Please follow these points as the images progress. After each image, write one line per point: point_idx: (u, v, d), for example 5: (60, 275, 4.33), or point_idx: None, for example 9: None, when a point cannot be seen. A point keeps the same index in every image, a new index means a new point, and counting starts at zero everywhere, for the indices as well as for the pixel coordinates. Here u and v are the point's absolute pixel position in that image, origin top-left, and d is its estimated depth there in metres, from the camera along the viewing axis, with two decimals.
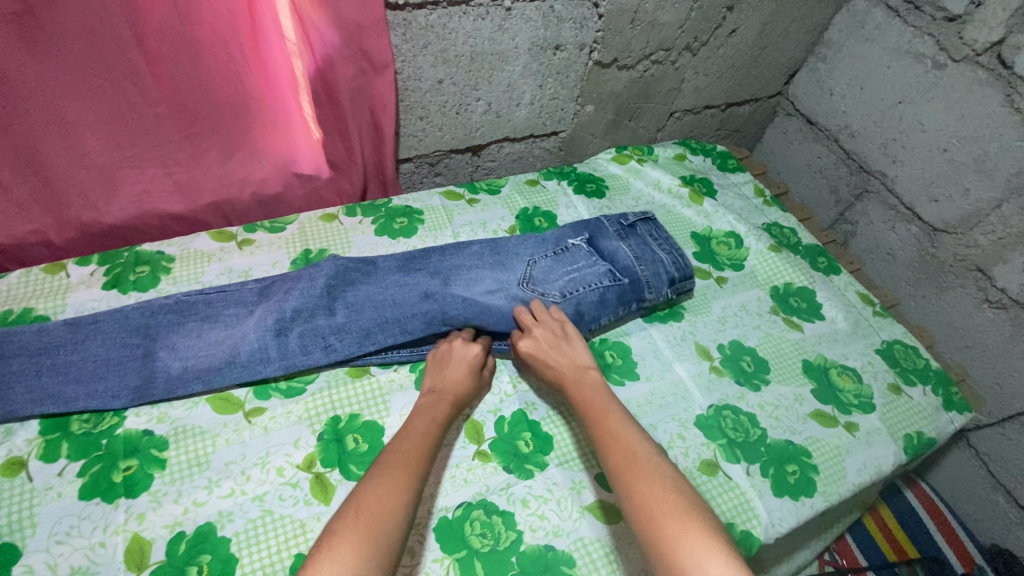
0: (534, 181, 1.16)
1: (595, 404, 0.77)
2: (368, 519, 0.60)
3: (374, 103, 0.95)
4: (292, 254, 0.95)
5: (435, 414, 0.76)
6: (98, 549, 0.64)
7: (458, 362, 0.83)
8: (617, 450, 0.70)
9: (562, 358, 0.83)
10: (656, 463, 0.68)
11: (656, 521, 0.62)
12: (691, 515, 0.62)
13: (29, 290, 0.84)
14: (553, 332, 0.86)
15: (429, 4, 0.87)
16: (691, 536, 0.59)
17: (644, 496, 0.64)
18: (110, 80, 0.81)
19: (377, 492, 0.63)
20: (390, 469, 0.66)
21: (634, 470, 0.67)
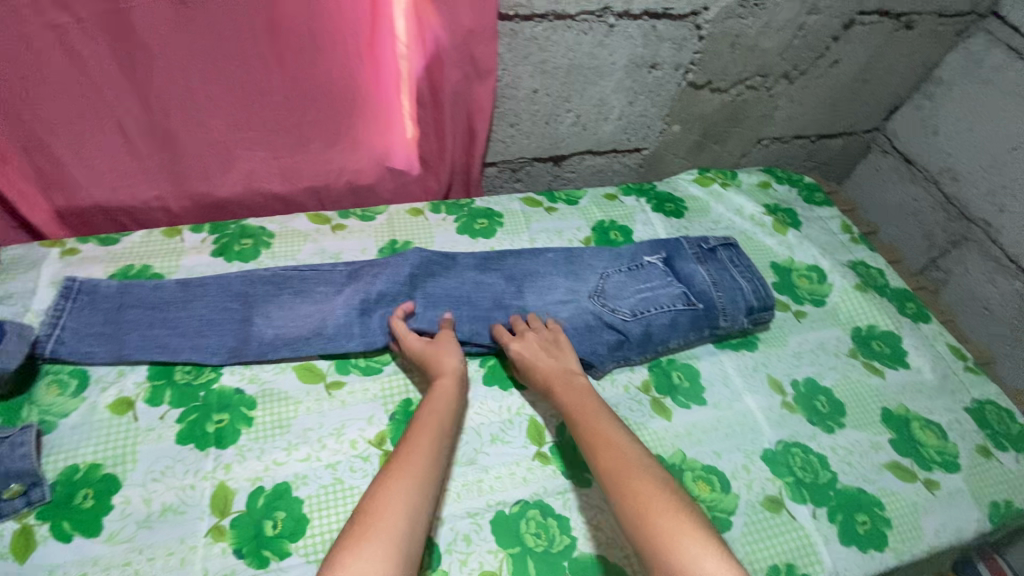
0: (613, 196, 1.16)
1: (584, 408, 0.75)
2: (388, 525, 0.59)
3: (472, 108, 0.99)
4: (380, 242, 1.01)
5: (431, 407, 0.74)
6: (189, 491, 0.70)
7: (448, 355, 0.81)
8: (608, 452, 0.69)
9: (550, 361, 0.82)
10: (646, 462, 0.68)
11: (650, 522, 0.62)
12: (680, 512, 0.62)
13: (148, 249, 0.92)
14: (542, 336, 0.85)
15: (536, 16, 0.90)
16: (685, 532, 0.60)
17: (635, 495, 0.64)
18: (241, 67, 0.89)
19: (390, 496, 0.62)
20: (399, 472, 0.65)
21: (624, 472, 0.67)
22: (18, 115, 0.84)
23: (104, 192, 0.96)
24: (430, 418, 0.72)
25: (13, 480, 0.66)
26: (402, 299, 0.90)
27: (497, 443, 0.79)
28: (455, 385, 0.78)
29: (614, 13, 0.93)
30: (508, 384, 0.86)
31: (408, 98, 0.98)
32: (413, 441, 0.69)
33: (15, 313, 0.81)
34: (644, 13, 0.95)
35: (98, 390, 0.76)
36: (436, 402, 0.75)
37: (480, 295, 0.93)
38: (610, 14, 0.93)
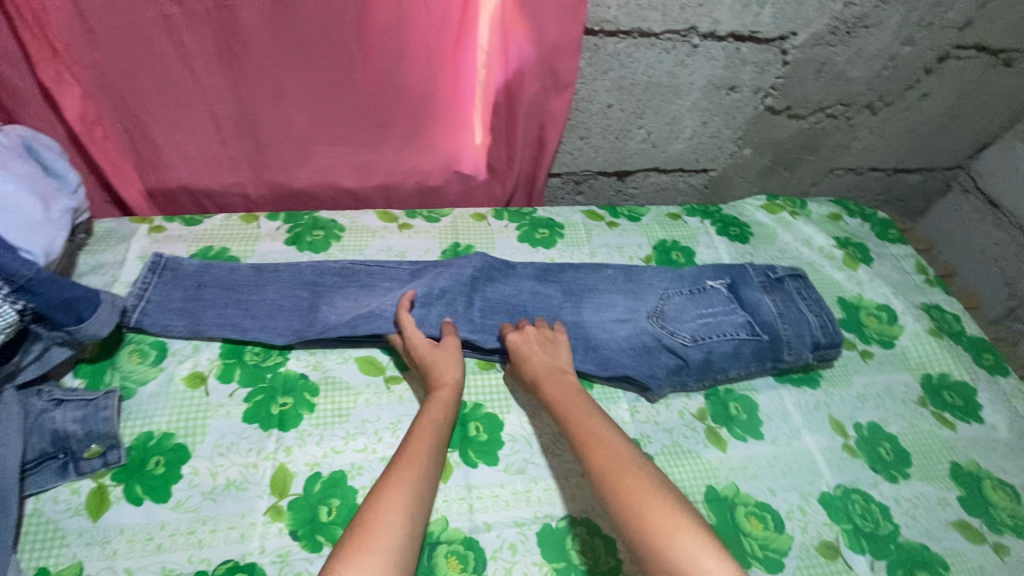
0: (676, 216, 1.14)
1: (575, 408, 0.74)
2: (389, 522, 0.59)
3: (545, 119, 0.99)
4: (444, 244, 1.02)
5: (432, 414, 0.74)
6: (251, 469, 0.72)
7: (449, 363, 0.80)
8: (602, 450, 0.68)
9: (544, 360, 0.81)
10: (640, 460, 0.66)
11: (646, 521, 0.60)
12: (678, 508, 0.61)
13: (227, 232, 0.97)
14: (538, 335, 0.85)
15: (621, 33, 0.89)
16: (681, 530, 0.58)
17: (629, 493, 0.62)
18: (329, 65, 0.93)
19: (393, 495, 0.62)
20: (400, 471, 0.65)
21: (617, 472, 0.65)
22: (123, 98, 0.89)
23: (191, 175, 1.01)
24: (432, 426, 0.72)
25: (94, 441, 0.69)
26: (461, 302, 0.91)
27: (546, 455, 0.79)
28: (454, 394, 0.78)
29: (699, 33, 0.92)
30: None
31: (482, 105, 1.00)
32: (413, 443, 0.69)
33: (105, 283, 0.86)
34: (730, 35, 0.93)
35: (174, 362, 0.80)
36: (435, 410, 0.74)
37: (538, 306, 0.93)
38: (695, 34, 0.92)
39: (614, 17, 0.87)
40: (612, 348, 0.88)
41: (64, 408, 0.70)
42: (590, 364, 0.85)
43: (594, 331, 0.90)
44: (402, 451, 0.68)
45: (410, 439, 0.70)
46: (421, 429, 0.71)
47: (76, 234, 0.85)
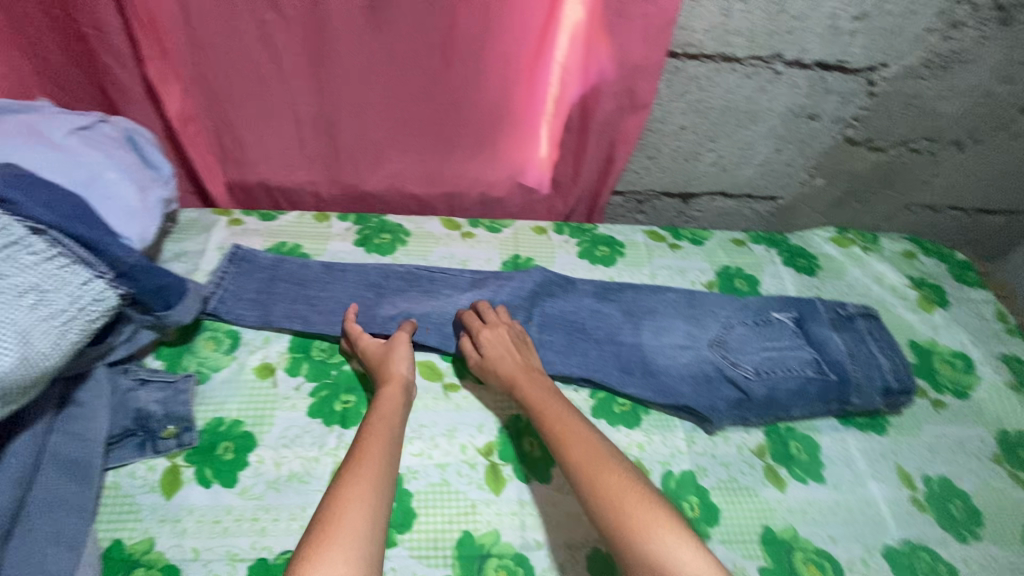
0: (740, 242, 1.12)
1: (549, 404, 0.75)
2: (349, 517, 0.58)
3: (617, 137, 0.98)
4: (504, 255, 1.03)
5: (381, 412, 0.73)
6: (314, 462, 0.75)
7: (398, 361, 0.79)
8: (577, 449, 0.68)
9: (512, 360, 0.81)
10: (617, 457, 0.67)
11: (625, 517, 0.60)
12: (655, 503, 0.62)
13: (300, 229, 1.01)
14: (510, 331, 0.85)
15: (704, 57, 0.88)
16: (658, 523, 0.59)
17: (607, 488, 0.63)
18: (408, 73, 0.95)
19: (353, 491, 0.61)
20: (358, 468, 0.64)
21: (593, 470, 0.66)
22: (215, 95, 0.94)
23: (269, 171, 1.05)
24: (382, 424, 0.71)
25: (172, 421, 0.73)
26: (520, 316, 0.92)
27: None
28: (401, 391, 0.77)
29: (784, 60, 0.90)
30: (616, 421, 0.83)
31: (551, 121, 1.01)
32: (368, 441, 0.68)
33: (186, 270, 0.91)
34: (816, 63, 0.91)
35: (246, 352, 0.84)
36: (385, 408, 0.73)
37: (596, 324, 0.92)
38: (780, 62, 0.90)
39: (698, 41, 0.86)
40: (671, 375, 0.87)
41: (148, 388, 0.75)
42: (648, 390, 0.84)
43: (652, 356, 0.89)
44: (356, 447, 0.67)
45: (360, 438, 0.69)
46: (371, 428, 0.70)
47: (165, 223, 0.89)
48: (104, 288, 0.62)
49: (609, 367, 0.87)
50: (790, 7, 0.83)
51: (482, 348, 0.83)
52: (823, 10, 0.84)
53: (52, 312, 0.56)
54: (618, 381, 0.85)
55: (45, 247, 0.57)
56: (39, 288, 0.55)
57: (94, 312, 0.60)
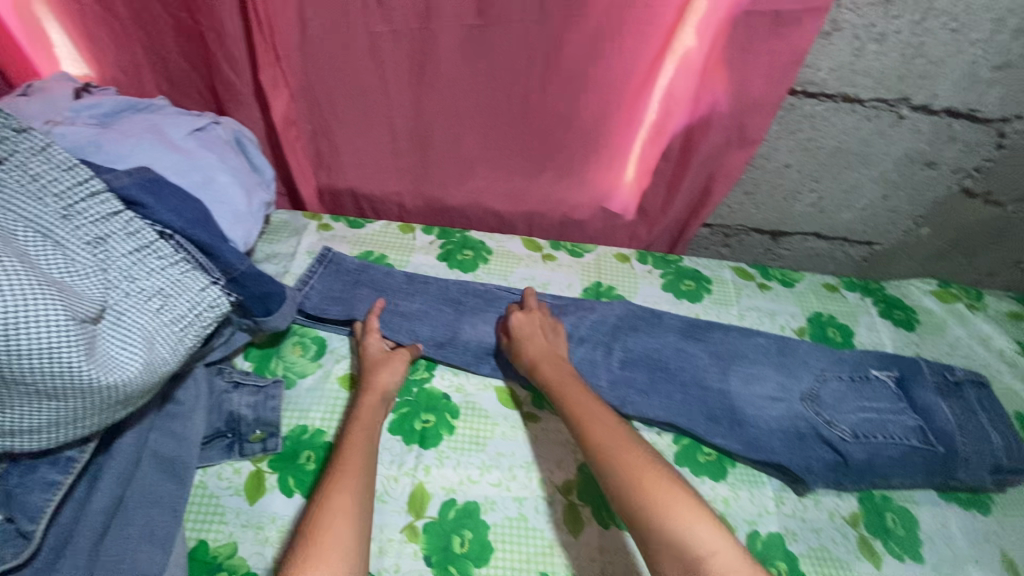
0: (833, 288, 1.07)
1: (571, 388, 0.76)
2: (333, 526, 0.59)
3: (716, 172, 0.95)
4: (586, 281, 1.01)
5: (361, 421, 0.73)
6: (392, 482, 0.74)
7: (388, 368, 0.80)
8: (596, 426, 0.70)
9: (542, 343, 0.83)
10: (635, 438, 0.68)
11: (646, 494, 0.60)
12: (671, 481, 0.62)
13: (386, 240, 1.01)
14: (544, 319, 0.87)
15: (824, 96, 0.84)
16: (676, 500, 0.59)
17: (627, 468, 0.63)
18: (506, 91, 0.93)
19: (338, 500, 0.62)
20: (341, 477, 0.64)
21: (614, 448, 0.66)
22: (319, 102, 0.95)
23: (358, 178, 1.06)
24: (360, 433, 0.71)
25: (260, 426, 0.74)
26: (601, 349, 0.89)
27: None
28: (382, 399, 0.77)
29: (910, 105, 0.84)
30: (701, 471, 0.80)
31: (649, 142, 0.95)
32: (349, 450, 0.68)
33: (277, 272, 0.93)
34: (945, 110, 0.85)
35: (331, 361, 0.84)
36: (365, 416, 0.74)
37: (681, 365, 0.89)
38: (906, 106, 0.85)
39: (822, 79, 0.82)
40: (761, 428, 0.83)
41: (241, 391, 0.76)
42: (736, 443, 0.82)
43: (740, 405, 0.85)
44: (339, 455, 0.68)
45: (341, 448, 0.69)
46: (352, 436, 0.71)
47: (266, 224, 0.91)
48: (218, 294, 0.60)
49: (694, 412, 0.84)
50: (928, 51, 0.78)
51: (512, 330, 0.85)
52: (964, 56, 0.78)
53: (172, 318, 0.56)
54: (705, 430, 0.82)
55: (170, 252, 0.58)
56: (163, 293, 0.56)
57: (208, 318, 0.59)
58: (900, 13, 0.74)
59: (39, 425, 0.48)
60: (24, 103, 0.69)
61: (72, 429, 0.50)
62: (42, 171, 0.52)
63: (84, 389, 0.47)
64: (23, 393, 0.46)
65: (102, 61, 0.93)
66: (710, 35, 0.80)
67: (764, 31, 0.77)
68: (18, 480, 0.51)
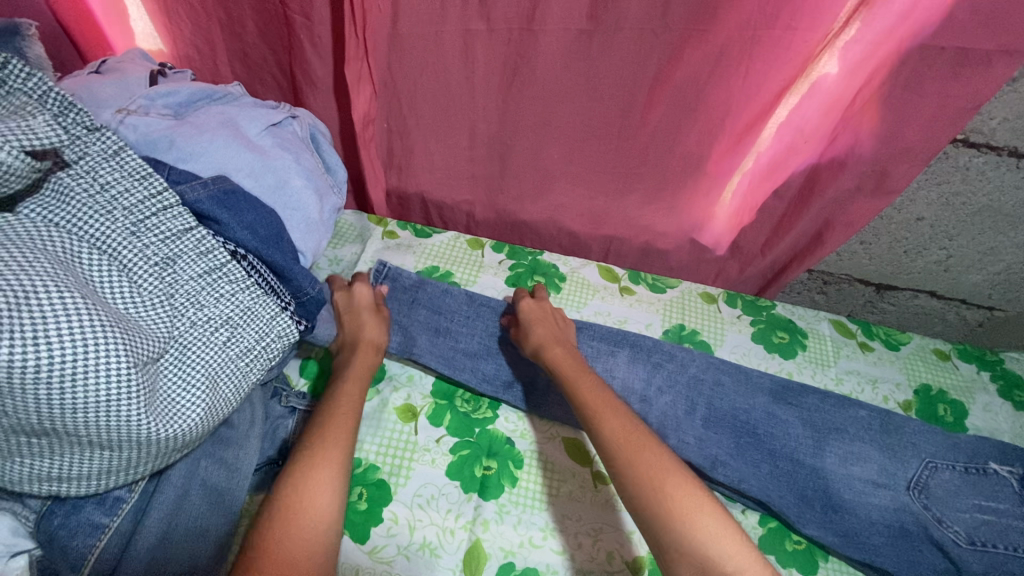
0: (944, 355, 0.94)
1: (580, 379, 0.71)
2: (318, 504, 0.54)
3: (835, 218, 0.84)
4: (666, 322, 0.91)
5: (343, 387, 0.68)
6: (448, 535, 0.67)
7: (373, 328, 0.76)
8: (614, 422, 0.64)
9: (550, 330, 0.79)
10: (655, 438, 0.63)
11: (667, 498, 0.56)
12: (696, 488, 0.57)
13: (454, 255, 0.94)
14: (554, 310, 0.83)
15: (987, 147, 0.72)
16: (701, 510, 0.55)
17: (649, 469, 0.59)
18: (605, 107, 0.82)
19: (319, 480, 0.56)
20: (320, 455, 0.58)
21: (634, 447, 0.61)
22: (399, 99, 0.87)
23: (430, 183, 0.99)
24: (348, 403, 0.65)
25: None
26: (683, 404, 0.80)
27: None
28: (371, 355, 0.73)
29: None
30: (788, 562, 0.72)
31: (761, 176, 0.83)
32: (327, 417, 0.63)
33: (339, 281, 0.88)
34: None
35: (390, 389, 0.78)
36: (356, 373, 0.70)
37: (771, 432, 0.79)
38: None
39: (991, 129, 0.70)
40: (859, 519, 0.74)
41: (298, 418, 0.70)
42: (833, 534, 0.72)
43: (837, 487, 0.75)
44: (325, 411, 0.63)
45: (320, 418, 0.63)
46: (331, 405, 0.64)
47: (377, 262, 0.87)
48: (288, 322, 0.54)
49: (778, 489, 0.75)
50: None
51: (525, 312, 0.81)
52: None
53: (239, 351, 0.50)
54: (797, 514, 0.73)
55: (241, 276, 0.51)
56: (230, 322, 0.50)
57: (275, 349, 0.53)
58: None
59: (87, 473, 0.42)
60: (98, 85, 0.63)
61: (121, 476, 0.44)
62: (114, 180, 0.46)
63: (139, 442, 0.42)
64: (74, 441, 0.40)
65: (179, 39, 0.87)
66: (866, 68, 0.68)
67: (939, 71, 0.66)
68: (62, 521, 0.51)
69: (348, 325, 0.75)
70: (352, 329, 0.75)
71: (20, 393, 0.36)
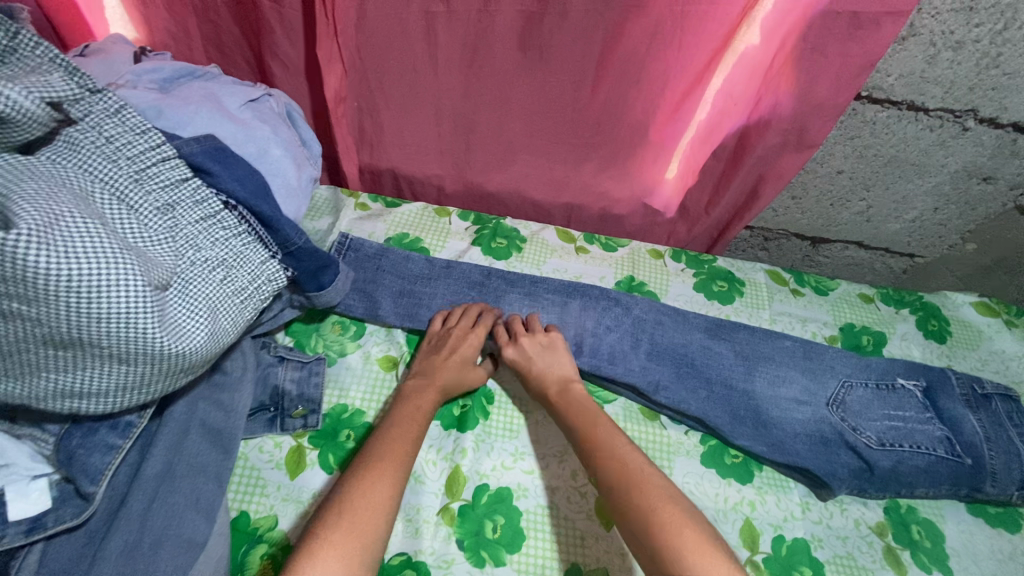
0: (869, 298, 1.05)
1: (590, 419, 0.74)
2: (366, 514, 0.59)
3: (767, 174, 0.94)
4: (619, 275, 1.00)
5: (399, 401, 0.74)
6: (433, 464, 0.74)
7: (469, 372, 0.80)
8: (612, 462, 0.67)
9: (560, 369, 0.81)
10: (654, 474, 0.65)
11: (659, 527, 0.58)
12: (687, 519, 0.59)
13: (422, 224, 1.00)
14: (539, 342, 0.83)
15: (888, 102, 0.83)
16: (689, 540, 0.57)
17: (644, 503, 0.61)
18: (557, 80, 0.89)
19: (371, 490, 0.61)
20: (374, 473, 0.63)
21: (631, 480, 0.64)
22: (368, 79, 0.93)
23: (401, 159, 1.06)
24: (409, 419, 0.71)
25: (302, 402, 0.74)
26: (628, 341, 0.89)
27: None
28: (437, 398, 0.76)
29: (978, 117, 0.82)
30: (727, 473, 0.81)
31: (699, 139, 0.93)
32: (383, 441, 0.67)
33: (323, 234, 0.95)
34: (1013, 124, 0.82)
35: (371, 342, 0.84)
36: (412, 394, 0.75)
37: (706, 362, 0.88)
38: (972, 118, 0.82)
39: (889, 85, 0.80)
40: (789, 436, 0.83)
41: (286, 365, 0.76)
42: (763, 446, 0.82)
43: (766, 406, 0.85)
44: (379, 438, 0.68)
45: (377, 442, 0.67)
46: (399, 421, 0.70)
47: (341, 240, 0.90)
48: (276, 268, 0.60)
49: (720, 414, 0.84)
50: (1005, 62, 0.75)
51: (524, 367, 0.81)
52: None
53: (235, 289, 0.56)
54: (730, 430, 0.82)
55: (235, 223, 0.57)
56: (225, 263, 0.56)
57: (266, 291, 0.60)
58: (982, 21, 0.71)
59: (106, 389, 0.48)
60: (87, 65, 0.68)
61: (136, 394, 0.50)
62: (116, 134, 0.51)
63: (155, 357, 0.47)
64: (98, 356, 0.45)
65: (156, 26, 0.92)
66: (779, 35, 0.77)
67: (840, 33, 0.75)
68: (79, 442, 0.52)
69: (440, 358, 0.80)
70: (437, 361, 0.79)
71: (56, 305, 0.42)
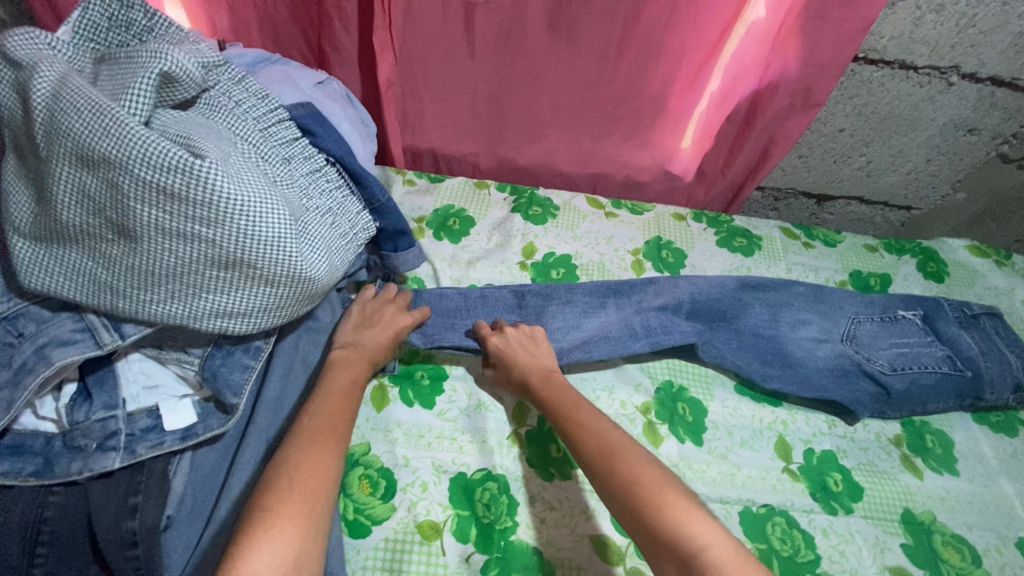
0: (873, 248, 1.14)
1: (567, 397, 0.78)
2: (303, 485, 0.57)
3: (777, 134, 1.05)
4: (647, 236, 1.09)
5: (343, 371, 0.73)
6: (497, 398, 0.83)
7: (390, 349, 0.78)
8: (592, 433, 0.72)
9: (528, 359, 0.82)
10: (633, 443, 0.70)
11: (640, 490, 0.64)
12: (668, 482, 0.65)
13: (465, 195, 1.10)
14: (521, 332, 0.85)
15: (881, 62, 0.93)
16: (671, 498, 0.63)
17: (629, 469, 0.66)
18: (583, 58, 0.99)
19: (313, 465, 0.59)
20: (310, 450, 0.61)
21: (613, 450, 0.69)
22: (412, 64, 1.02)
23: (440, 138, 1.16)
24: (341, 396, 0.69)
25: None
26: (671, 304, 0.94)
27: (749, 449, 0.86)
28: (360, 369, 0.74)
29: (960, 72, 0.93)
30: (760, 398, 0.91)
31: (713, 105, 1.03)
32: (313, 417, 0.65)
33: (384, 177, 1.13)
34: (991, 78, 0.94)
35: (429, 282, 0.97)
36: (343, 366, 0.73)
37: (736, 313, 0.95)
38: (955, 73, 0.93)
39: (883, 46, 0.91)
40: (813, 367, 0.92)
41: None
42: (791, 384, 0.90)
43: (790, 347, 0.94)
44: (313, 414, 0.65)
45: (307, 420, 0.64)
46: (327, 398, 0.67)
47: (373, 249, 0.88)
48: (367, 219, 0.69)
49: (749, 348, 0.93)
50: (980, 21, 0.86)
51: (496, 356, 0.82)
52: (1012, 27, 0.86)
53: (341, 234, 0.65)
54: (761, 375, 0.90)
55: (336, 177, 0.67)
56: (333, 211, 0.65)
57: (362, 238, 0.68)
58: None
59: (252, 309, 0.56)
60: None
61: (273, 315, 0.58)
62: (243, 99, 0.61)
63: (295, 279, 0.56)
64: (250, 276, 0.54)
65: (218, 24, 1.01)
66: (785, 7, 0.87)
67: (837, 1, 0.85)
68: (221, 361, 0.61)
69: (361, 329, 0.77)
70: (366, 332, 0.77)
71: (227, 226, 0.50)
